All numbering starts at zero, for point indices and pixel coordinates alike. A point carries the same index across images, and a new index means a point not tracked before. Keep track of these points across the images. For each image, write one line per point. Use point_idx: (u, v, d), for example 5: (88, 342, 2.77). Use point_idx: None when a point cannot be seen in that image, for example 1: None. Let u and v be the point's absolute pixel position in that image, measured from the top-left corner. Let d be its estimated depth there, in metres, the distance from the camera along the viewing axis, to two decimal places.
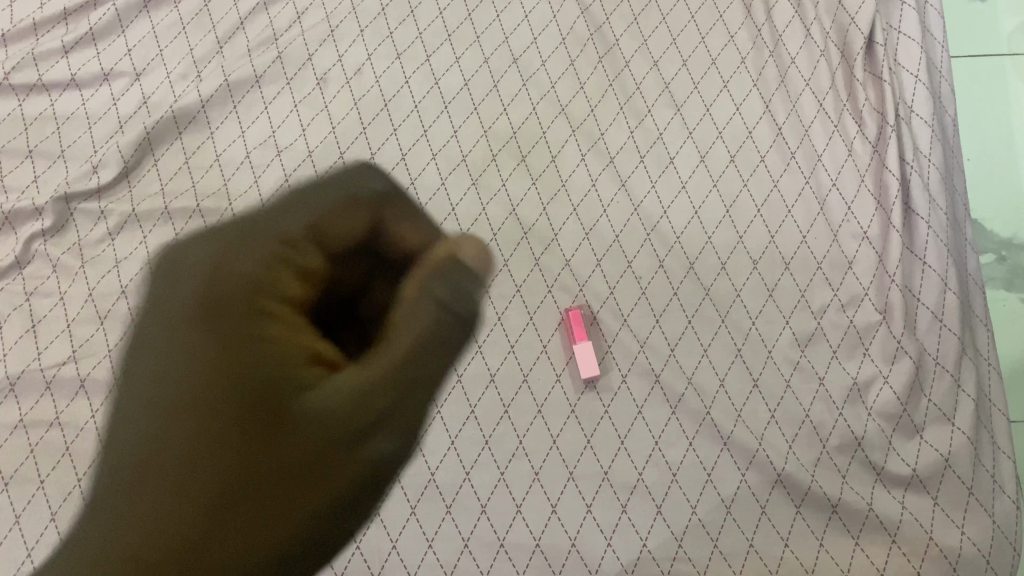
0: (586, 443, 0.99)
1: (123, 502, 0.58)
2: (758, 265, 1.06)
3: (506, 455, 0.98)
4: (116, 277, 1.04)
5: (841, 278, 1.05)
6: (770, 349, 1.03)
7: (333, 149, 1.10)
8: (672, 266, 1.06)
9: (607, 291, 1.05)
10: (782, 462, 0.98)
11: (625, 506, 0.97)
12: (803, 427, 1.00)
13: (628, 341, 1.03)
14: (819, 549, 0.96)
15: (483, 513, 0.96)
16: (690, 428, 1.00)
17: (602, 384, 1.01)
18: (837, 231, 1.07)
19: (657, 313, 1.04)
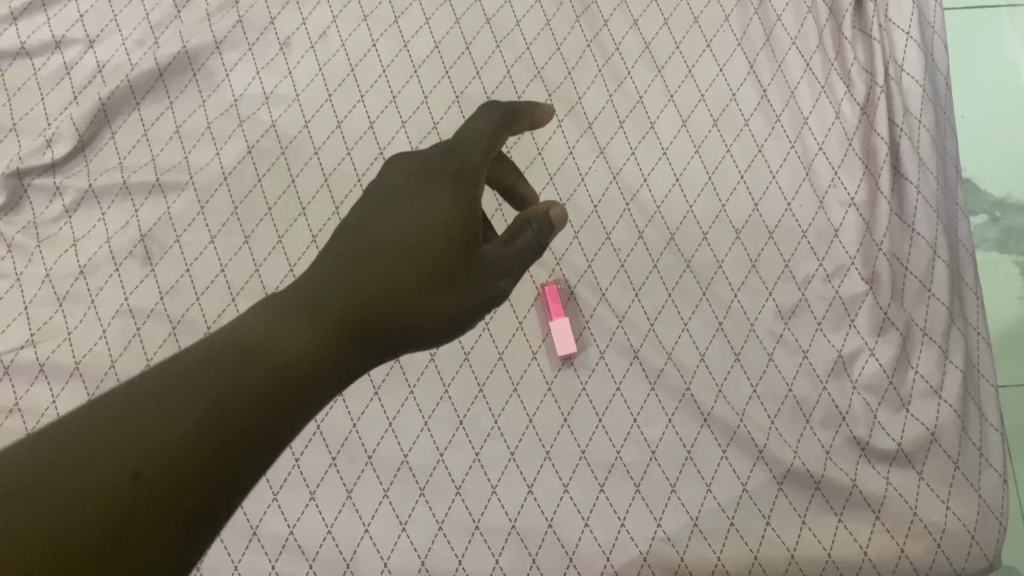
0: (563, 422, 0.96)
1: (208, 373, 0.57)
2: (741, 235, 1.02)
3: (481, 435, 0.96)
4: (74, 256, 1.00)
5: (826, 248, 1.02)
6: (753, 322, 1.00)
7: (299, 118, 1.05)
8: (652, 236, 1.03)
9: (585, 265, 1.02)
10: (764, 439, 0.96)
11: (603, 486, 0.94)
12: (786, 403, 0.97)
13: (606, 316, 1.00)
14: (801, 527, 0.94)
15: (459, 495, 0.94)
16: (670, 404, 0.97)
17: (579, 361, 0.98)
18: (824, 198, 1.03)
19: (637, 286, 1.01)
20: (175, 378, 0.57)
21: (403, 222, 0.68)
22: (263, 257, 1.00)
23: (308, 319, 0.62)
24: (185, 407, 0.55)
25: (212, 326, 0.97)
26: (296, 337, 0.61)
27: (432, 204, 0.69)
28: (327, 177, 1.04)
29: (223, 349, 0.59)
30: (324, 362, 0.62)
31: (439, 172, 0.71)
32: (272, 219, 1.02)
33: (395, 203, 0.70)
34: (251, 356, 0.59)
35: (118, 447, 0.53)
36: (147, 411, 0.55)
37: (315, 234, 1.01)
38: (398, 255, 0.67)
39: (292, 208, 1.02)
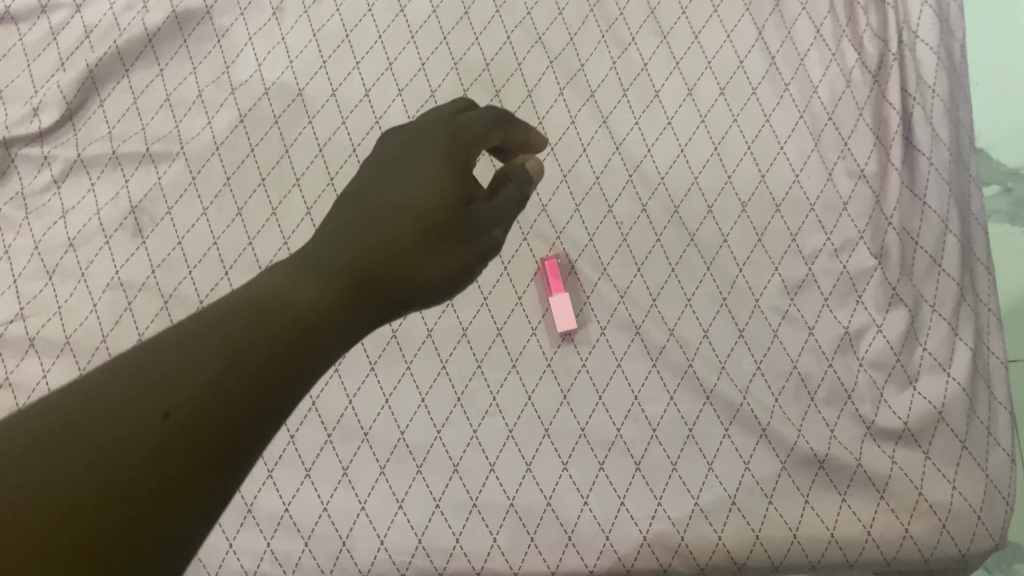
0: (562, 399, 0.94)
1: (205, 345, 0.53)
2: (746, 208, 1.00)
3: (479, 412, 0.94)
4: (63, 229, 0.98)
5: (834, 221, 0.99)
6: (757, 297, 0.97)
7: (292, 86, 1.02)
8: (655, 209, 1.00)
9: (586, 239, 1.00)
10: (767, 417, 0.94)
11: (603, 463, 0.93)
12: (790, 380, 0.95)
13: (607, 291, 0.98)
14: (804, 506, 0.92)
15: (456, 472, 0.93)
16: (672, 381, 0.95)
17: (580, 337, 0.96)
18: (832, 170, 1.00)
19: (638, 260, 0.99)
20: (193, 335, 0.53)
21: (405, 186, 0.67)
22: (256, 230, 0.98)
23: (317, 279, 0.61)
24: (207, 364, 0.52)
25: (204, 300, 0.95)
26: (308, 298, 0.59)
27: (432, 167, 0.68)
28: (321, 146, 1.01)
29: (238, 306, 0.56)
30: (337, 320, 0.60)
31: (437, 137, 0.70)
32: (265, 190, 0.99)
33: (397, 171, 0.69)
34: (267, 314, 0.56)
35: (140, 407, 0.49)
36: (165, 370, 0.51)
37: (309, 206, 0.99)
38: (404, 217, 0.66)
39: (286, 179, 1.00)
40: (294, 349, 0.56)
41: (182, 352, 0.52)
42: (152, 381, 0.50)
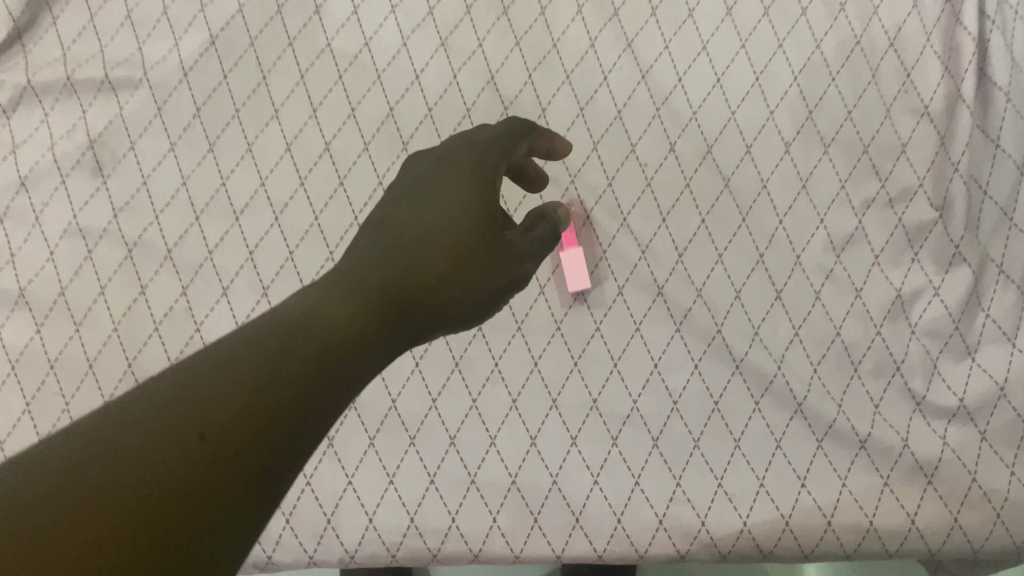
0: (573, 367, 0.84)
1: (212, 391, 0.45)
2: (790, 150, 0.87)
3: (480, 380, 0.85)
4: (14, 165, 0.87)
5: (891, 166, 0.86)
6: (798, 254, 0.85)
7: (270, 2, 0.89)
8: (686, 150, 0.87)
9: (604, 184, 0.87)
10: (803, 390, 0.84)
11: (617, 439, 0.83)
12: (832, 348, 0.84)
13: (627, 245, 0.86)
14: (841, 491, 0.82)
15: (453, 446, 0.83)
16: (697, 348, 0.84)
17: (594, 298, 0.86)
18: (892, 105, 0.86)
19: (664, 210, 0.86)
20: (206, 366, 0.46)
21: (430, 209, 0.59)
22: (230, 169, 0.87)
23: (339, 305, 0.53)
24: (231, 396, 0.45)
25: (173, 250, 0.86)
26: (334, 322, 0.51)
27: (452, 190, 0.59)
28: (304, 74, 0.89)
29: (253, 337, 0.48)
30: (360, 348, 0.52)
31: (463, 158, 0.61)
32: (240, 124, 0.88)
33: (423, 190, 0.61)
34: (295, 341, 0.49)
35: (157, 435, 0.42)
36: (180, 399, 0.44)
37: (290, 142, 0.88)
38: (426, 240, 0.58)
39: (264, 110, 0.88)
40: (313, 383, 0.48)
41: (200, 384, 0.45)
42: (165, 413, 0.43)
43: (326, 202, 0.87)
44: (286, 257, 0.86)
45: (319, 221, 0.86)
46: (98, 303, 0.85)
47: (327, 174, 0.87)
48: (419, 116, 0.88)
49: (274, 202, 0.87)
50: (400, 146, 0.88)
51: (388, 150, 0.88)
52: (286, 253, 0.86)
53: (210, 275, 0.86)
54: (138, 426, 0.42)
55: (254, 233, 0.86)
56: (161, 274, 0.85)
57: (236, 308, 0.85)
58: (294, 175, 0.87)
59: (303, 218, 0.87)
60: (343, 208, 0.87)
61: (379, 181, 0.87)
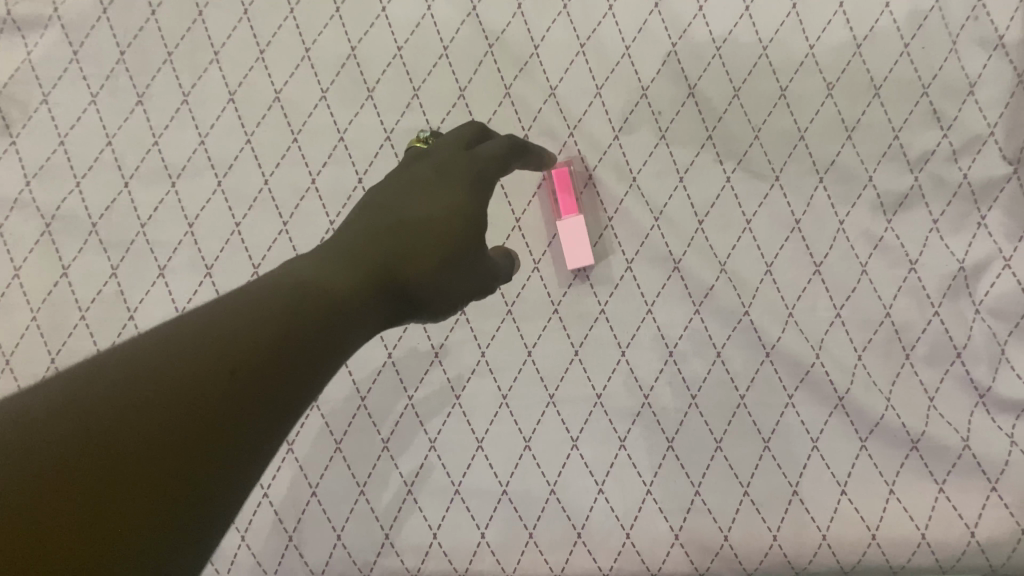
0: (573, 356, 0.72)
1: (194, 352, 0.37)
2: (832, 93, 0.72)
3: (463, 373, 0.72)
4: None
5: (954, 111, 0.71)
6: (842, 220, 0.72)
7: None
8: (708, 95, 0.73)
9: (610, 136, 0.73)
10: (845, 382, 0.71)
11: (625, 441, 0.71)
12: (879, 331, 0.71)
13: (637, 210, 0.73)
14: (887, 498, 0.70)
15: (434, 450, 0.71)
16: (720, 333, 0.71)
17: (598, 274, 0.72)
18: (958, 36, 0.71)
19: (681, 168, 0.72)
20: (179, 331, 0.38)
21: (426, 202, 0.52)
22: (163, 125, 0.74)
23: (317, 284, 0.45)
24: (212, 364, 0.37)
25: (98, 223, 0.73)
26: (315, 301, 0.43)
27: (450, 187, 0.53)
28: (249, 7, 0.74)
29: (233, 308, 0.40)
30: (347, 322, 0.44)
31: (461, 160, 0.55)
32: (174, 70, 0.74)
33: (416, 180, 0.54)
34: (284, 312, 0.41)
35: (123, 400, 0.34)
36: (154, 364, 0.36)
37: (233, 91, 0.74)
38: (419, 229, 0.51)
39: (203, 53, 0.74)
40: (301, 359, 0.40)
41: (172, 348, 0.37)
42: (129, 382, 0.35)
43: (278, 162, 0.73)
44: (232, 229, 0.73)
45: (269, 185, 0.73)
46: (13, 288, 0.73)
47: (280, 129, 0.73)
48: (387, 57, 0.74)
49: (216, 163, 0.73)
50: (365, 94, 0.74)
51: (349, 99, 0.74)
52: (232, 224, 0.73)
53: (143, 251, 0.73)
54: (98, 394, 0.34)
55: (193, 201, 0.73)
56: (85, 252, 0.73)
57: (175, 290, 0.73)
58: (238, 131, 0.74)
59: (251, 182, 0.73)
60: (298, 169, 0.73)
61: (341, 137, 0.73)
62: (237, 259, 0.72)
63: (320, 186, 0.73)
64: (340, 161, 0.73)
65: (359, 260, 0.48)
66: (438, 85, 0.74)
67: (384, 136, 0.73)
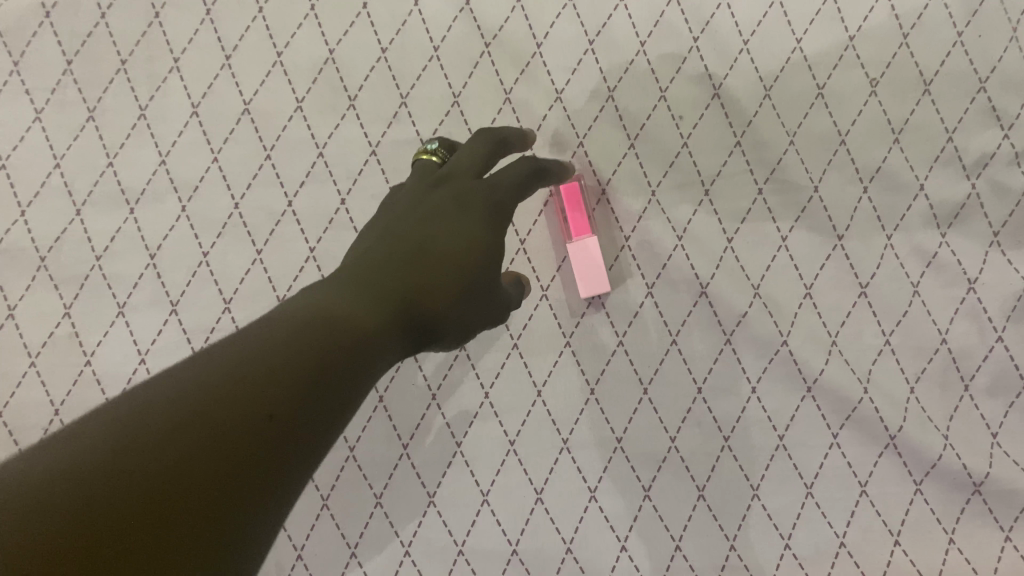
0: (588, 395, 0.63)
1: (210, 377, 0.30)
2: (877, 90, 0.63)
3: (466, 418, 0.64)
4: None
5: (1017, 108, 0.62)
6: (889, 234, 0.63)
7: None
8: (735, 95, 0.64)
9: (625, 145, 0.65)
10: (897, 418, 0.62)
11: (649, 490, 0.63)
12: (935, 359, 0.63)
13: (657, 228, 0.64)
14: (947, 549, 0.61)
15: (434, 505, 0.63)
16: (755, 365, 0.63)
17: (615, 301, 0.64)
18: (1020, 23, 0.62)
19: (706, 179, 0.64)
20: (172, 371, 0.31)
21: (442, 230, 0.46)
22: (118, 143, 0.65)
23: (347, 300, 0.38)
24: (222, 404, 0.29)
25: (48, 257, 0.64)
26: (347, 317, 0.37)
27: (467, 216, 0.47)
28: (212, 6, 0.65)
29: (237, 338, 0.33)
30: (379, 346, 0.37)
31: (474, 185, 0.50)
32: (129, 80, 0.65)
33: (428, 204, 0.48)
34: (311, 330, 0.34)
35: (116, 462, 0.27)
36: (144, 416, 0.28)
37: (197, 103, 0.65)
38: (438, 256, 0.45)
39: (162, 61, 0.65)
40: (328, 389, 0.33)
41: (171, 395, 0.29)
42: (128, 428, 0.28)
43: (249, 182, 0.65)
44: (199, 260, 0.64)
45: (240, 208, 0.64)
46: None
47: (250, 144, 0.65)
48: (370, 60, 0.65)
49: (179, 185, 0.65)
50: (345, 102, 0.65)
51: (328, 109, 0.65)
52: (199, 254, 0.64)
53: (99, 287, 0.64)
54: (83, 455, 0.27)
55: (154, 228, 0.64)
56: (34, 290, 0.64)
57: (137, 330, 0.64)
58: (204, 148, 0.65)
59: (219, 205, 0.64)
60: (272, 189, 0.64)
61: (320, 153, 0.65)
62: (206, 294, 0.64)
63: (297, 208, 0.64)
64: (319, 179, 0.64)
65: (381, 276, 0.42)
66: (428, 91, 0.65)
67: (368, 150, 0.65)
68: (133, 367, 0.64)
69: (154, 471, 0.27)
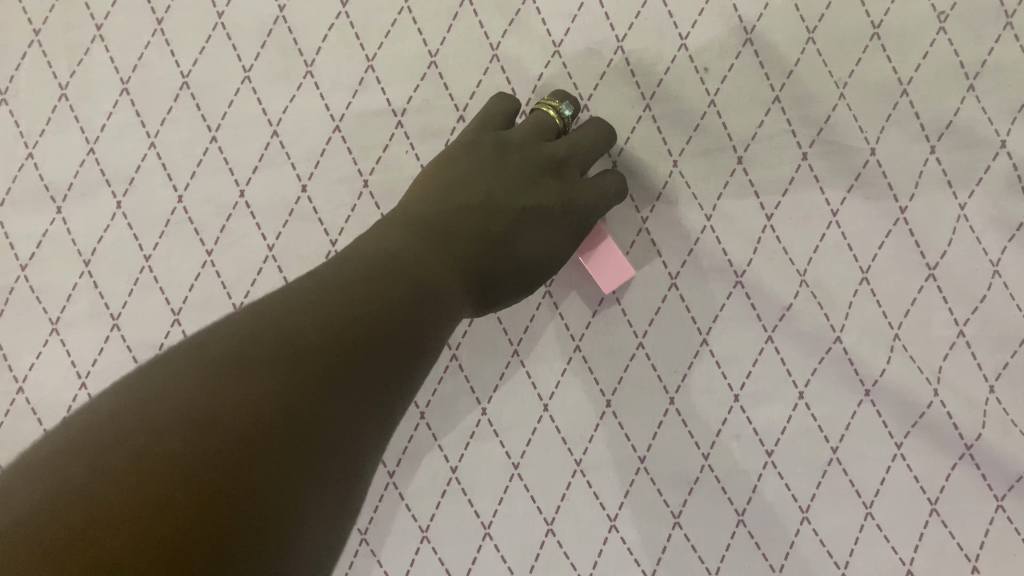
0: (604, 407, 0.54)
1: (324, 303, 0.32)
2: (946, 26, 0.52)
3: (460, 439, 0.54)
4: None
5: None
6: (963, 202, 0.52)
7: None
8: (772, 41, 0.53)
9: (639, 106, 0.54)
10: (975, 424, 0.52)
11: (678, 517, 0.53)
12: (1020, 352, 0.52)
13: (682, 207, 0.54)
14: None
15: (428, 541, 0.54)
16: (802, 367, 0.53)
17: (635, 296, 0.54)
18: None
19: (739, 144, 0.53)
20: (276, 315, 0.31)
21: (528, 228, 0.47)
22: (38, 129, 0.55)
23: (421, 244, 0.40)
24: (332, 373, 0.30)
25: None
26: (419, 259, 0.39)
27: (551, 224, 0.49)
28: None
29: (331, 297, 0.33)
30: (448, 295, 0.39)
31: (567, 180, 0.51)
32: (45, 52, 0.55)
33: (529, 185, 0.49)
34: (390, 272, 0.36)
35: (237, 403, 0.27)
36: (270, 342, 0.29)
37: (126, 77, 0.55)
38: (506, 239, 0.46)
39: (82, 28, 0.55)
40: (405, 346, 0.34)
41: (283, 345, 0.29)
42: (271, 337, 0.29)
43: (195, 169, 0.55)
44: (141, 265, 0.55)
45: (184, 201, 0.55)
46: None
47: (193, 124, 0.55)
48: (328, 15, 0.54)
49: (112, 177, 0.55)
50: (301, 69, 0.54)
51: (282, 78, 0.54)
52: (141, 258, 0.55)
53: (26, 301, 0.55)
54: (201, 397, 0.26)
55: (85, 229, 0.55)
56: None
57: (74, 350, 0.55)
58: (138, 132, 0.55)
59: (161, 198, 0.55)
60: (221, 176, 0.55)
61: (274, 131, 0.54)
62: (150, 303, 0.55)
63: (251, 198, 0.54)
64: (275, 162, 0.54)
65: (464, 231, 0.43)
66: (399, 50, 0.54)
67: (332, 124, 0.54)
68: (72, 393, 0.55)
69: (265, 421, 0.27)
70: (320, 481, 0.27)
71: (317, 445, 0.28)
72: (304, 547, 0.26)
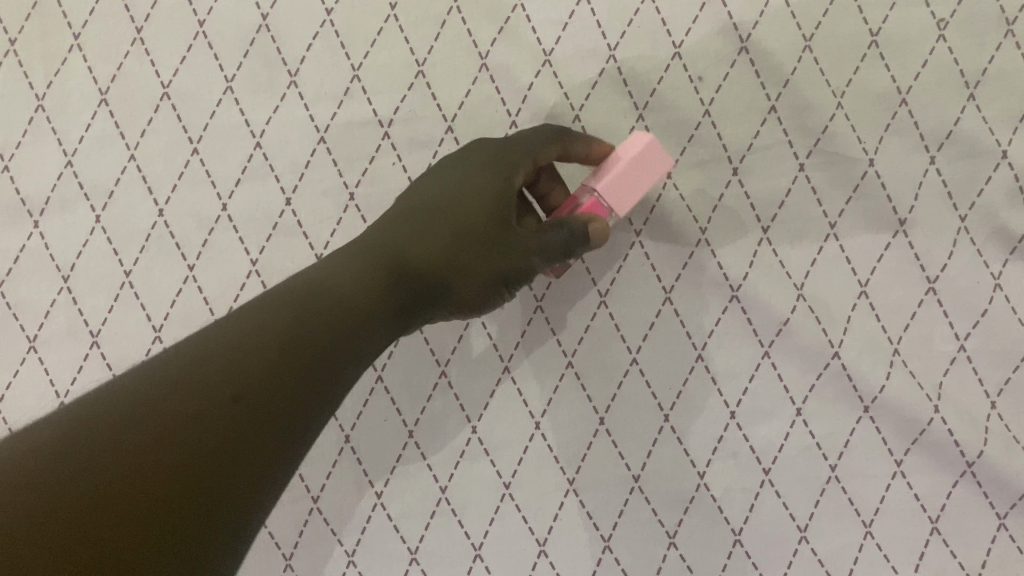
0: (597, 425, 0.52)
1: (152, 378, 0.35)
2: (946, 33, 0.50)
3: (450, 457, 0.53)
4: None
5: None
6: (963, 214, 0.51)
7: None
8: (768, 48, 0.51)
9: (632, 116, 0.52)
10: (977, 441, 0.51)
11: (673, 537, 0.52)
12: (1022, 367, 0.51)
13: (676, 220, 0.52)
14: None
15: (417, 563, 0.53)
16: (799, 382, 0.52)
17: (628, 310, 0.53)
18: None
19: (734, 155, 0.52)
20: (162, 399, 0.34)
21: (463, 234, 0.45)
22: (14, 142, 0.54)
23: (348, 284, 0.42)
24: (172, 448, 0.33)
25: None
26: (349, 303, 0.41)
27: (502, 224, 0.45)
28: None
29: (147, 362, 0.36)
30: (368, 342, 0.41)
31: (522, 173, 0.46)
32: (21, 63, 0.53)
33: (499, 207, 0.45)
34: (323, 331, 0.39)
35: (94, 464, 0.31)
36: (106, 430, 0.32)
37: (105, 87, 0.53)
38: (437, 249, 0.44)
39: (59, 37, 0.53)
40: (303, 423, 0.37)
41: (167, 420, 0.33)
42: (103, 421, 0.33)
43: (175, 181, 0.53)
44: (121, 281, 0.53)
45: (164, 215, 0.53)
46: None
47: (173, 135, 0.53)
48: (312, 22, 0.53)
49: (90, 191, 0.53)
50: (285, 78, 0.53)
51: (265, 87, 0.53)
52: (120, 273, 0.53)
53: (3, 319, 0.53)
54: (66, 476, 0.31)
55: (63, 243, 0.53)
56: None
57: (51, 368, 0.53)
58: (117, 143, 0.53)
59: (141, 212, 0.53)
60: (203, 189, 0.53)
61: (257, 142, 0.53)
62: (131, 320, 0.53)
63: (233, 211, 0.53)
64: (259, 174, 0.53)
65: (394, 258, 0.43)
66: (386, 59, 0.53)
67: (316, 135, 0.53)
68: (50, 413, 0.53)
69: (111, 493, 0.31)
70: (177, 549, 0.31)
71: (193, 511, 0.32)
72: (214, 559, 0.32)
